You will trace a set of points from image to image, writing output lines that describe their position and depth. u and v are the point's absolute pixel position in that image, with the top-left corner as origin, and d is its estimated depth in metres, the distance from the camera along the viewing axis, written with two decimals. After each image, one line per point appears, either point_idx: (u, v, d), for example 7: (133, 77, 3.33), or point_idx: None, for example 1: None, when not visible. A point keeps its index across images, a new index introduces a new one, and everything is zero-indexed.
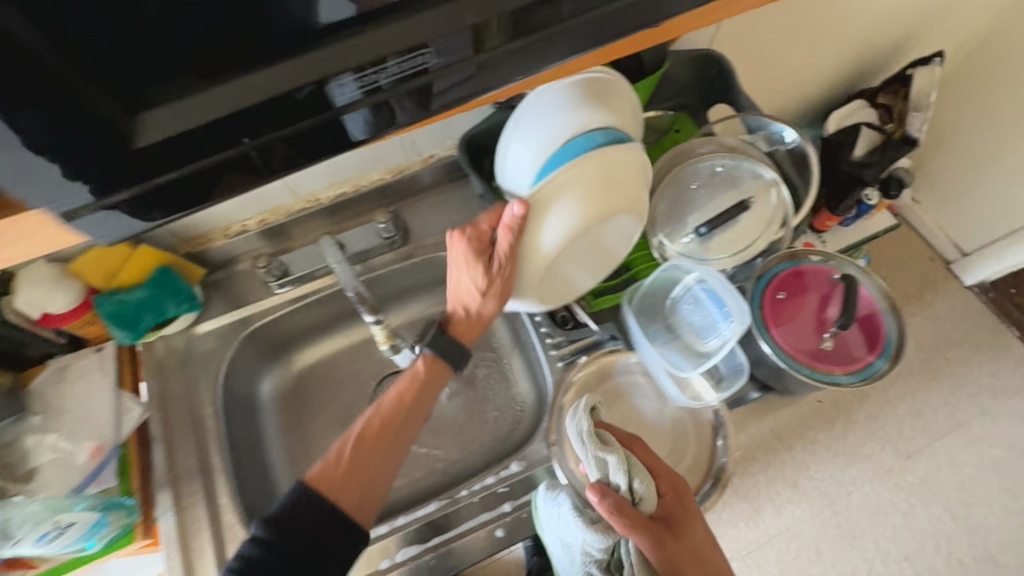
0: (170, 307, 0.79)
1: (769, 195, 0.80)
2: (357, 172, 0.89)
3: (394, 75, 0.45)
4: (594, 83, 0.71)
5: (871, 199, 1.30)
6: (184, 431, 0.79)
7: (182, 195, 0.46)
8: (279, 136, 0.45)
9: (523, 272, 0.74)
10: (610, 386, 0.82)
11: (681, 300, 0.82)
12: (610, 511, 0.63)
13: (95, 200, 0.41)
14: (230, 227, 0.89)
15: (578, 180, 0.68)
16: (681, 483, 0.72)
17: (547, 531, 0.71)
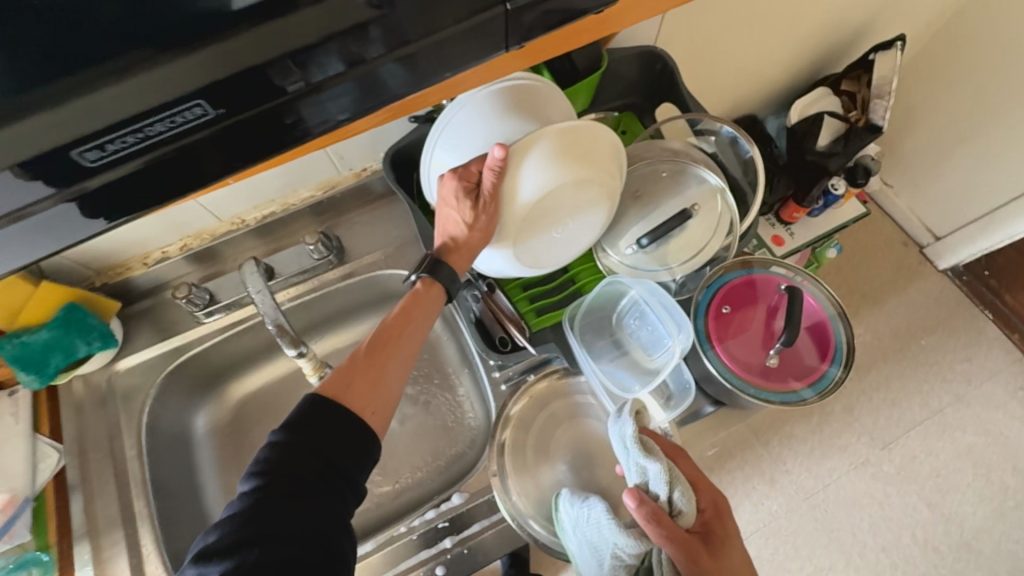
0: (81, 346, 0.73)
1: (715, 202, 0.74)
2: (284, 190, 0.84)
3: (188, 121, 0.32)
4: (520, 91, 0.66)
5: (838, 188, 1.24)
6: (105, 478, 0.76)
7: (123, 203, 0.36)
8: (207, 133, 0.34)
9: (503, 224, 0.66)
10: (556, 406, 0.80)
11: (627, 313, 0.79)
12: (651, 521, 0.56)
13: (53, 197, 0.33)
14: (149, 253, 0.83)
15: (559, 140, 0.63)
16: (723, 506, 0.65)
17: (574, 536, 0.68)
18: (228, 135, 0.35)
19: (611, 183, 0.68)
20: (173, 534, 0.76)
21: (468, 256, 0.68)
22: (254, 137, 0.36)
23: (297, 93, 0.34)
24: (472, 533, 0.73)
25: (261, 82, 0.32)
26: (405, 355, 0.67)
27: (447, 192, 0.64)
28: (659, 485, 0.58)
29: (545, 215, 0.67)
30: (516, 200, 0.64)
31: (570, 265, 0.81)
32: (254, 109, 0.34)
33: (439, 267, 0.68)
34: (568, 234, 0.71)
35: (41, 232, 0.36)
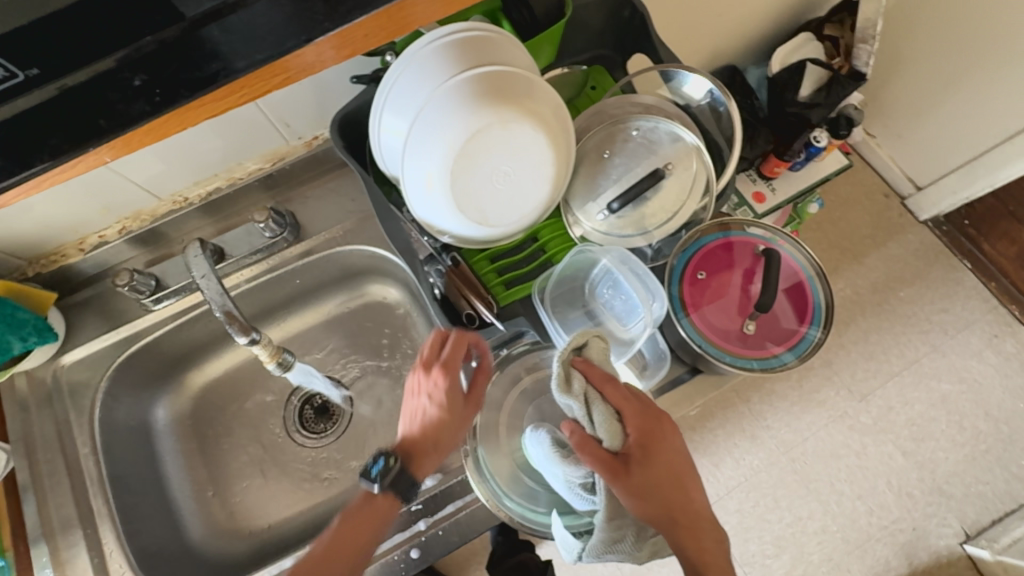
0: (15, 342, 0.68)
1: (691, 160, 0.70)
2: (226, 163, 0.78)
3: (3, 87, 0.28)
4: (439, 48, 0.60)
5: (820, 140, 1.20)
6: (57, 477, 0.72)
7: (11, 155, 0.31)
8: (86, 74, 0.30)
9: (467, 419, 0.68)
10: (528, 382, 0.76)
11: (600, 283, 0.74)
12: (576, 446, 0.58)
13: None
14: (85, 238, 0.77)
15: (477, 95, 0.59)
16: (660, 433, 0.60)
17: (544, 472, 0.66)
18: (65, 105, 0.30)
19: (557, 137, 0.65)
20: (136, 530, 0.73)
21: (438, 457, 0.67)
22: (97, 109, 0.31)
23: (138, 51, 0.30)
24: (449, 514, 0.72)
25: (84, 37, 0.28)
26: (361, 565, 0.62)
27: (417, 386, 0.68)
28: (581, 416, 0.58)
29: (486, 174, 0.64)
30: (463, 161, 0.62)
31: (540, 234, 0.77)
32: (84, 73, 0.29)
33: (401, 477, 0.65)
34: (520, 190, 0.67)
35: None
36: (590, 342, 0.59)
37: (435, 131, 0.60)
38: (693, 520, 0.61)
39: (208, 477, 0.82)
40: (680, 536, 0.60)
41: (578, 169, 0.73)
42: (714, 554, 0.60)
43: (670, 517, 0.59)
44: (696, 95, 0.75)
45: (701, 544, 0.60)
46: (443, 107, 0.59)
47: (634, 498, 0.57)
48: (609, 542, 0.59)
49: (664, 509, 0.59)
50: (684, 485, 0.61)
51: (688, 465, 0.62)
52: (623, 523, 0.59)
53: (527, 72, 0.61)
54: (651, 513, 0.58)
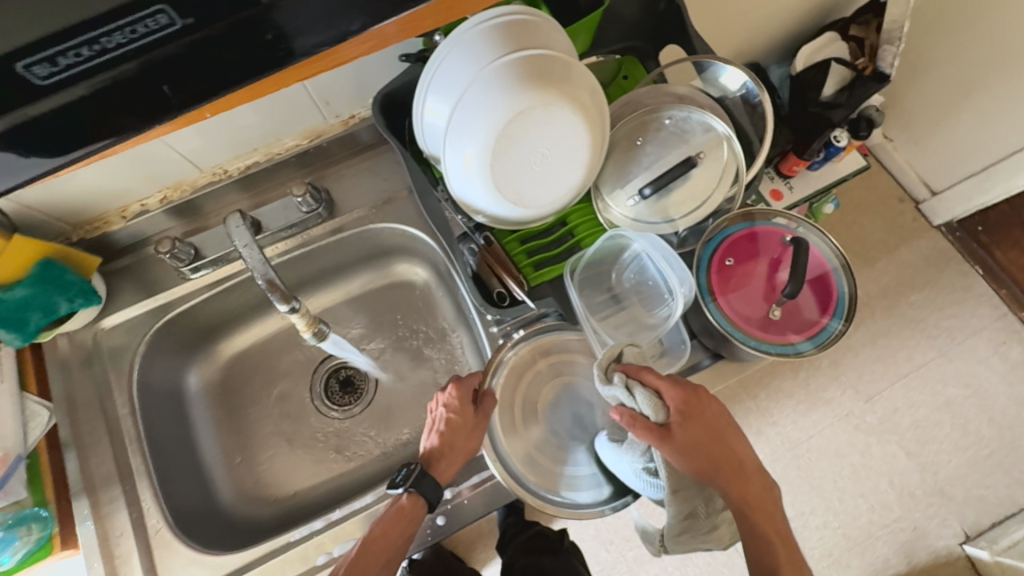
0: (62, 304, 0.71)
1: (721, 150, 0.72)
2: (267, 138, 0.80)
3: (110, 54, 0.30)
4: (484, 31, 0.62)
5: (840, 140, 1.22)
6: (97, 435, 0.74)
7: (151, 101, 0.33)
8: (228, 22, 0.31)
9: (477, 422, 0.71)
10: (544, 364, 0.77)
11: (628, 268, 0.77)
12: (625, 424, 0.63)
13: (67, 87, 0.31)
14: (128, 207, 0.79)
15: (520, 77, 0.61)
16: (695, 398, 0.65)
17: (617, 472, 0.70)
18: (164, 73, 0.32)
19: (594, 120, 0.67)
20: (171, 490, 0.75)
21: (454, 462, 0.71)
22: (206, 67, 0.33)
23: (237, 20, 0.31)
24: (453, 494, 0.75)
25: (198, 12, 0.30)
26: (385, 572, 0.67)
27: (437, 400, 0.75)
28: (626, 398, 0.63)
29: (525, 155, 0.66)
30: (505, 142, 0.64)
31: (569, 218, 0.79)
32: (227, 22, 0.31)
33: (423, 480, 0.69)
34: (555, 172, 0.68)
35: (57, 135, 0.33)
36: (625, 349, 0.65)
37: (479, 110, 0.62)
38: (739, 468, 0.66)
39: (237, 443, 0.85)
40: (733, 487, 0.65)
41: (609, 156, 0.75)
42: (762, 496, 0.67)
43: (719, 470, 0.64)
44: (731, 87, 0.76)
45: (748, 490, 0.66)
46: (487, 87, 0.61)
47: (684, 458, 0.62)
48: (684, 518, 0.64)
49: (712, 464, 0.64)
50: (728, 441, 0.66)
51: (728, 420, 0.67)
52: (691, 499, 0.64)
53: (567, 57, 0.63)
54: (701, 469, 0.63)
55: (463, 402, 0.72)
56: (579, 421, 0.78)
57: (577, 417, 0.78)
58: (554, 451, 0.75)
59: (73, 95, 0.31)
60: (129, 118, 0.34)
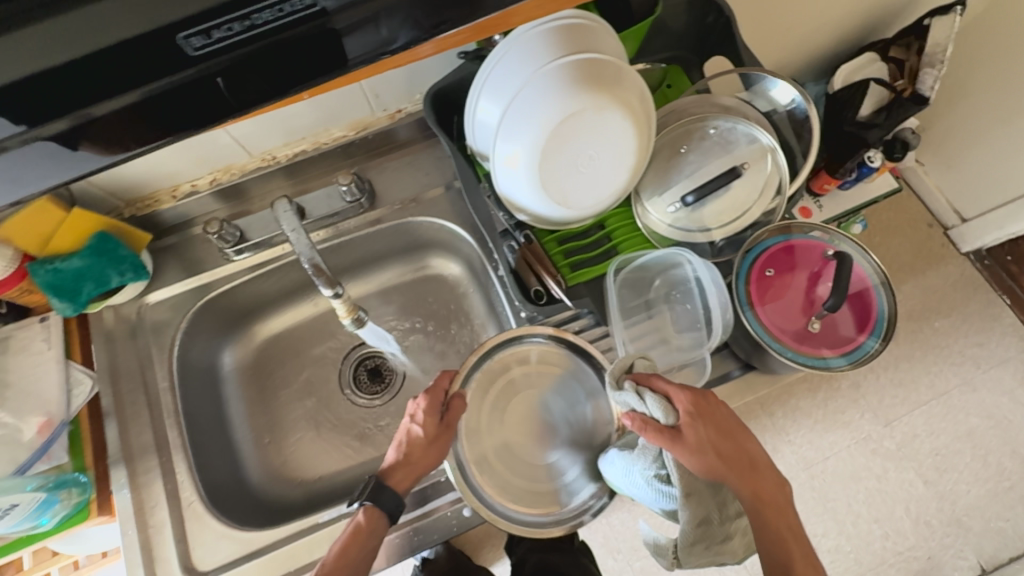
0: (113, 276, 0.73)
1: (765, 162, 0.73)
2: (316, 128, 0.82)
3: (178, 55, 0.29)
4: (541, 34, 0.63)
5: (874, 160, 1.22)
6: (137, 407, 0.76)
7: (270, 80, 0.33)
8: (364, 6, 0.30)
9: (436, 438, 0.69)
10: (515, 374, 0.77)
11: (675, 287, 0.77)
12: (637, 429, 0.63)
13: (200, 60, 0.30)
14: (178, 186, 0.82)
15: (574, 80, 0.62)
16: (701, 398, 0.66)
17: (625, 489, 0.69)
18: (227, 76, 0.32)
19: (642, 126, 0.68)
20: (203, 465, 0.77)
21: (411, 475, 0.69)
22: (332, 49, 0.33)
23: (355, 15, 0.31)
24: (421, 514, 0.76)
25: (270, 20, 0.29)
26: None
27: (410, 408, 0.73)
28: (636, 402, 0.64)
29: (572, 156, 0.67)
30: (553, 143, 0.65)
31: (607, 222, 0.80)
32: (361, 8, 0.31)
33: (380, 493, 0.68)
34: (600, 175, 0.69)
35: (174, 112, 0.33)
36: (636, 360, 0.68)
37: (532, 110, 0.63)
38: (751, 466, 0.66)
39: (266, 424, 0.87)
40: (746, 486, 0.64)
41: (652, 162, 0.76)
42: (775, 494, 0.65)
43: (732, 468, 0.64)
44: (781, 101, 0.76)
45: (761, 487, 0.65)
46: (541, 88, 0.62)
47: (696, 458, 0.62)
48: (697, 524, 0.63)
49: (724, 463, 0.63)
50: (738, 440, 0.66)
51: (736, 419, 0.67)
52: (704, 503, 0.63)
53: (620, 62, 0.64)
54: (713, 469, 0.63)
55: (426, 416, 0.70)
56: (551, 434, 0.76)
57: (551, 430, 0.77)
58: (519, 461, 0.75)
59: (205, 69, 0.30)
60: (245, 97, 0.33)
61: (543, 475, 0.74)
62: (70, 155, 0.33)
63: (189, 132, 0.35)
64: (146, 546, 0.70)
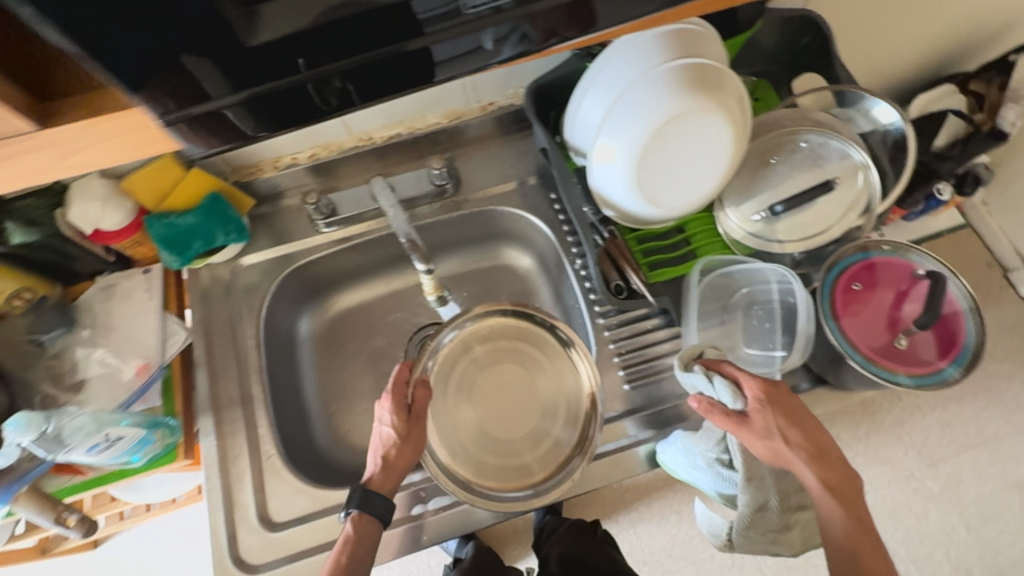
0: (219, 235, 0.78)
1: (856, 178, 0.74)
2: (414, 113, 0.86)
3: (282, 62, 0.40)
4: (658, 38, 0.65)
5: (943, 194, 1.16)
6: (227, 359, 0.81)
7: (415, 76, 0.44)
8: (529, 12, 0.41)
9: (406, 432, 0.69)
10: (478, 350, 0.83)
11: (757, 304, 0.77)
12: (703, 412, 0.64)
13: (389, 48, 0.41)
14: (281, 158, 0.86)
15: (685, 83, 0.64)
16: (772, 385, 0.66)
17: (685, 473, 0.73)
18: (356, 72, 0.42)
19: (740, 134, 0.70)
20: (281, 423, 0.80)
21: (394, 476, 0.68)
22: (475, 59, 0.44)
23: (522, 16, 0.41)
24: (443, 506, 0.77)
25: (359, 36, 0.39)
26: None
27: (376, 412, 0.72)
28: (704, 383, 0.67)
29: (669, 156, 0.69)
30: (654, 142, 0.67)
31: (687, 226, 0.82)
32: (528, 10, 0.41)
33: (363, 499, 0.66)
34: (691, 177, 0.71)
35: (344, 88, 0.43)
36: (707, 349, 0.71)
37: (641, 108, 0.65)
38: (825, 455, 0.63)
39: (334, 392, 0.90)
40: (817, 473, 0.62)
41: (740, 170, 0.78)
42: (847, 488, 0.62)
43: (801, 454, 0.62)
44: (879, 125, 0.77)
45: (833, 477, 0.62)
46: (653, 88, 0.64)
47: (761, 439, 0.63)
48: (755, 510, 0.67)
49: (792, 448, 0.63)
50: (809, 428, 0.64)
51: (809, 410, 0.66)
52: (766, 490, 0.67)
53: (729, 71, 0.67)
54: (780, 452, 0.63)
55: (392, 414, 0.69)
56: (518, 403, 0.81)
57: (527, 405, 0.80)
58: (498, 440, 0.78)
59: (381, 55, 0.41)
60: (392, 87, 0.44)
61: (528, 455, 0.77)
62: (247, 115, 0.42)
63: (281, 128, 0.45)
64: (228, 491, 0.74)
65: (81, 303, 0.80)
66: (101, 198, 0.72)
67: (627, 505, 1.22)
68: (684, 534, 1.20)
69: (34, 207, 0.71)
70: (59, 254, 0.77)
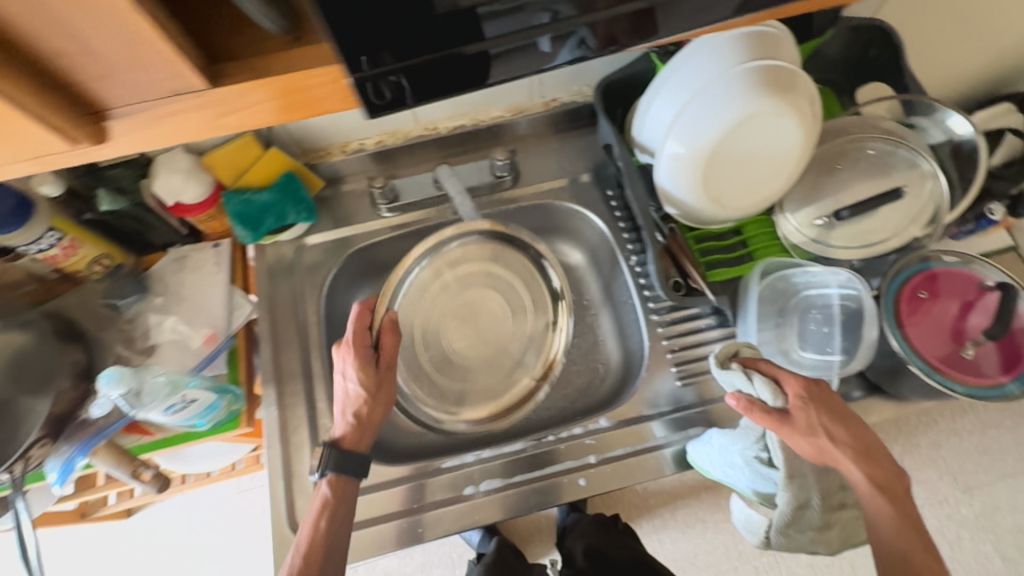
0: (291, 213, 0.82)
1: (924, 187, 0.74)
2: (479, 106, 0.89)
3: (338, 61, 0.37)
4: (736, 40, 0.66)
5: (995, 214, 1.09)
6: (289, 335, 0.83)
7: (469, 81, 0.42)
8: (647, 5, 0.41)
9: (374, 384, 0.71)
10: (449, 275, 0.85)
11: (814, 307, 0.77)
12: (742, 409, 0.64)
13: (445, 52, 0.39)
14: (349, 143, 0.89)
15: (762, 85, 0.65)
16: (813, 384, 0.65)
17: (720, 472, 0.73)
18: (410, 75, 0.40)
19: (809, 138, 0.70)
20: None
21: (367, 434, 0.70)
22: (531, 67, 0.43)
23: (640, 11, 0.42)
24: (494, 488, 0.77)
25: (420, 35, 0.37)
26: (338, 549, 0.65)
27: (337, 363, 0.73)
28: (743, 382, 0.68)
29: (737, 156, 0.70)
30: (725, 142, 0.68)
31: (745, 229, 0.82)
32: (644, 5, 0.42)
33: (340, 461, 0.67)
34: (756, 178, 0.72)
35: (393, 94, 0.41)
36: (743, 349, 0.71)
37: (715, 107, 0.66)
38: (872, 452, 0.63)
39: None
40: (865, 470, 0.61)
41: (806, 174, 0.78)
42: (895, 485, 0.62)
43: (847, 452, 0.62)
44: (951, 135, 0.77)
45: (880, 475, 0.62)
46: (729, 88, 0.65)
47: (805, 437, 0.62)
48: (796, 507, 0.67)
49: (838, 445, 0.62)
50: (853, 427, 0.63)
51: (851, 411, 0.66)
52: (807, 488, 0.67)
53: (804, 75, 0.67)
54: (825, 450, 0.62)
55: (358, 369, 0.71)
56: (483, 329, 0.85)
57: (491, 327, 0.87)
58: (459, 356, 0.85)
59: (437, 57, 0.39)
60: (442, 93, 0.42)
61: (483, 374, 0.84)
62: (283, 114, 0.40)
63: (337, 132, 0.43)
64: (287, 460, 0.76)
65: (155, 272, 0.83)
66: (184, 171, 0.75)
67: (651, 510, 1.22)
68: (708, 543, 1.19)
69: (123, 176, 0.74)
70: (139, 224, 0.81)
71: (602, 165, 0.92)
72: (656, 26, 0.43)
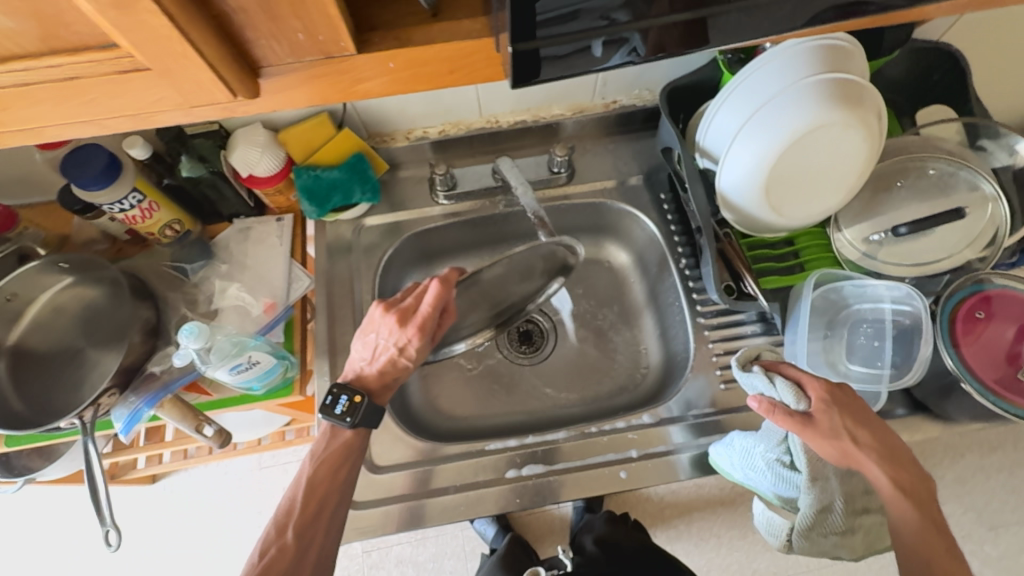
0: (357, 192, 0.85)
1: (985, 210, 0.75)
2: (542, 102, 0.91)
3: None
4: (805, 52, 0.68)
5: None
6: (344, 310, 0.86)
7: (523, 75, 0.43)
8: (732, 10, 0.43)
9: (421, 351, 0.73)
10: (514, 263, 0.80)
11: (864, 320, 0.78)
12: (765, 412, 0.62)
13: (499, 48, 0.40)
14: (413, 130, 0.92)
15: (829, 96, 0.66)
16: (838, 388, 0.66)
17: (742, 475, 0.73)
18: None
19: (872, 151, 0.71)
20: None
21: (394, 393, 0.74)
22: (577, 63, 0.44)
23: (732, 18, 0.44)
24: (537, 473, 0.78)
25: None
26: (347, 491, 0.69)
27: (382, 322, 0.71)
28: (764, 385, 0.68)
29: (800, 165, 0.71)
30: (789, 151, 0.69)
31: (797, 239, 0.83)
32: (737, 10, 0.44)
33: (365, 412, 0.69)
34: (816, 188, 0.73)
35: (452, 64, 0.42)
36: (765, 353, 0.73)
37: (782, 116, 0.67)
38: (895, 458, 0.63)
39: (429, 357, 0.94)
40: (887, 475, 0.61)
41: (864, 190, 0.79)
42: (920, 488, 0.62)
43: (870, 456, 0.62)
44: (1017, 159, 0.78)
45: (903, 481, 0.62)
46: (797, 97, 0.67)
47: (827, 441, 0.62)
48: (819, 510, 0.67)
49: (861, 449, 0.62)
50: (875, 432, 0.64)
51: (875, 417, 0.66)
52: (830, 491, 0.67)
53: (871, 89, 0.68)
54: (846, 454, 0.62)
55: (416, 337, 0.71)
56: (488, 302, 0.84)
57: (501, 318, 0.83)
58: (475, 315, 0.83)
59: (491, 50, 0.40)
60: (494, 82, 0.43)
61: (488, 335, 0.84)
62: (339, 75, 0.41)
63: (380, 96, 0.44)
64: None
65: (219, 240, 0.87)
66: (261, 145, 0.79)
67: (667, 520, 1.21)
68: (722, 558, 1.19)
69: (205, 146, 0.79)
70: (213, 193, 0.84)
71: (657, 169, 0.94)
72: (706, 38, 0.45)
